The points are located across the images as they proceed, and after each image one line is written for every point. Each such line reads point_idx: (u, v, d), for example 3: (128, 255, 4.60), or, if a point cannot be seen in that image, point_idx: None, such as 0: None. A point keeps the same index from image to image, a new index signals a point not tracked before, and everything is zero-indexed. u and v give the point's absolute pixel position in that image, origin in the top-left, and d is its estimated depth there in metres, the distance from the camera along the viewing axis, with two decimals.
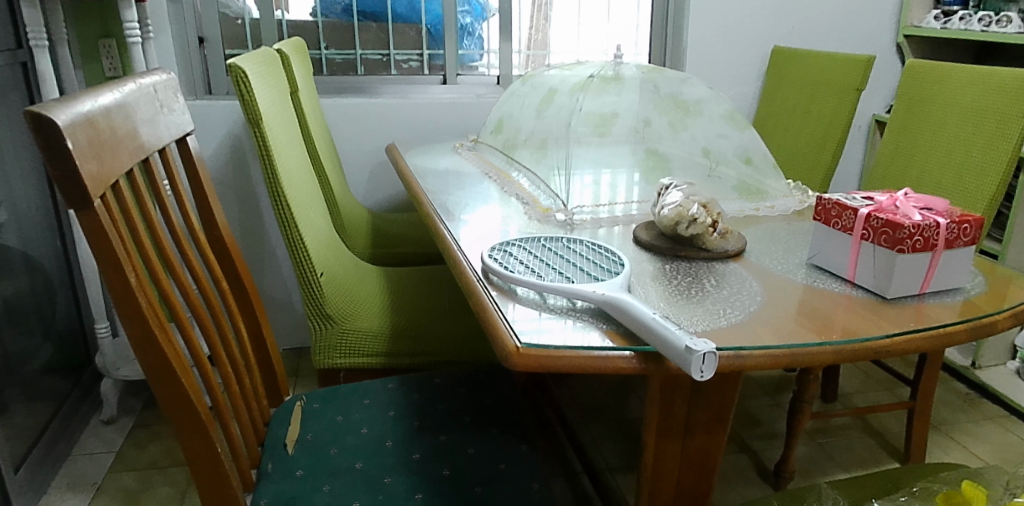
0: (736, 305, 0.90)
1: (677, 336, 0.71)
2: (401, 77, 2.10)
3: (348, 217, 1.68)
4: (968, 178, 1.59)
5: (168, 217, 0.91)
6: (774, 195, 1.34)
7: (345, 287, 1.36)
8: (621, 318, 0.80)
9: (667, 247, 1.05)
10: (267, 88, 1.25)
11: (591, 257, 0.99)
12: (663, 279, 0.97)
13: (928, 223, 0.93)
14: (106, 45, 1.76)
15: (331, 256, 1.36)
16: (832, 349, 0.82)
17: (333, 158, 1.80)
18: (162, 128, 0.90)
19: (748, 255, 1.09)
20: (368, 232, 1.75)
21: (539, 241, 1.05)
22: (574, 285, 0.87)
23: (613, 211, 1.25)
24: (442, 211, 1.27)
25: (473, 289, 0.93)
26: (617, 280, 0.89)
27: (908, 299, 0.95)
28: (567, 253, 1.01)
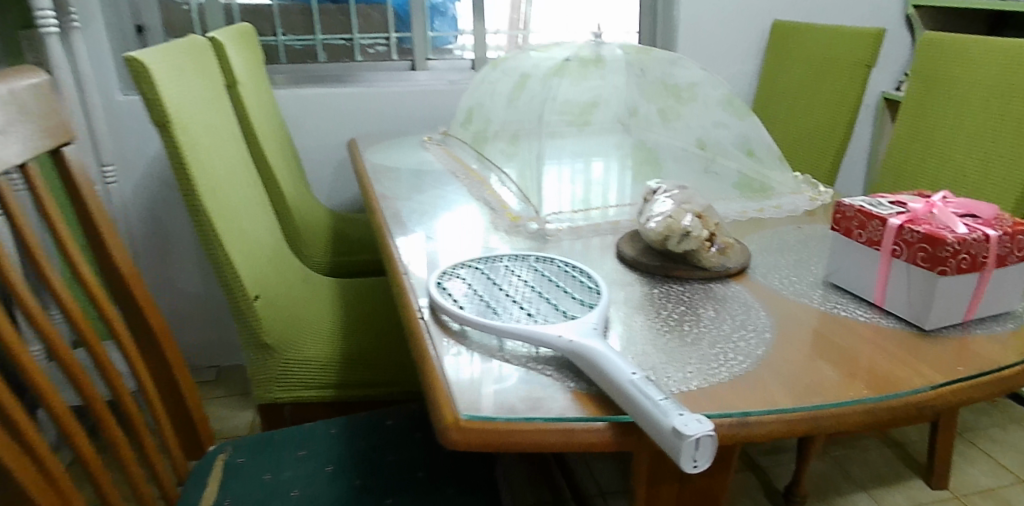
0: (741, 347, 0.73)
1: (664, 409, 0.54)
2: (367, 63, 1.91)
3: (304, 223, 1.50)
4: (995, 163, 1.40)
5: (35, 254, 0.75)
6: (781, 192, 1.16)
7: (289, 308, 1.17)
8: (593, 375, 0.63)
9: (656, 266, 0.88)
10: (184, 82, 1.05)
11: (561, 283, 0.81)
12: (651, 311, 0.79)
13: (975, 236, 0.75)
14: (28, 37, 1.58)
15: (274, 276, 1.17)
16: (863, 408, 0.66)
17: (290, 155, 1.61)
18: (16, 139, 0.72)
19: (753, 271, 0.91)
20: (328, 239, 1.57)
21: (500, 260, 0.87)
22: (535, 325, 0.69)
23: (604, 215, 1.08)
24: (394, 221, 1.08)
25: (415, 328, 0.75)
26: (591, 316, 0.71)
27: (950, 331, 0.78)
28: (533, 277, 0.83)
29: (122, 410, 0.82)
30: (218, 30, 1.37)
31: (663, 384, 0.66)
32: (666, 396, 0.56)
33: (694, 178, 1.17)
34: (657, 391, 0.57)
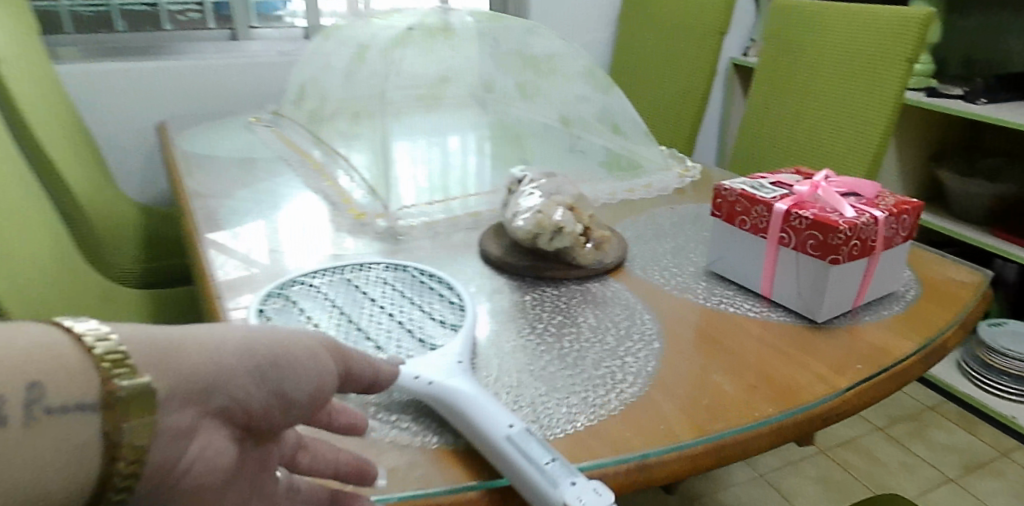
0: (630, 365, 0.63)
1: (556, 479, 0.45)
2: (178, 33, 1.65)
3: (106, 225, 1.26)
4: (847, 129, 1.40)
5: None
6: (650, 169, 1.08)
7: None
8: (463, 428, 0.52)
9: (525, 266, 0.76)
10: None
11: (416, 299, 0.68)
12: (524, 326, 0.68)
13: (863, 220, 0.69)
14: None
15: (64, 303, 0.94)
16: (769, 430, 0.58)
17: (85, 145, 1.36)
18: None
19: (631, 264, 0.82)
20: (139, 243, 1.34)
21: (340, 274, 0.72)
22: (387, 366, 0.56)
23: (465, 204, 0.94)
24: (208, 225, 0.89)
25: None
26: (454, 347, 0.59)
27: (838, 322, 0.73)
28: (381, 294, 0.69)
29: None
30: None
31: (546, 429, 0.55)
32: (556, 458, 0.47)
33: (560, 159, 1.07)
34: (547, 452, 0.47)
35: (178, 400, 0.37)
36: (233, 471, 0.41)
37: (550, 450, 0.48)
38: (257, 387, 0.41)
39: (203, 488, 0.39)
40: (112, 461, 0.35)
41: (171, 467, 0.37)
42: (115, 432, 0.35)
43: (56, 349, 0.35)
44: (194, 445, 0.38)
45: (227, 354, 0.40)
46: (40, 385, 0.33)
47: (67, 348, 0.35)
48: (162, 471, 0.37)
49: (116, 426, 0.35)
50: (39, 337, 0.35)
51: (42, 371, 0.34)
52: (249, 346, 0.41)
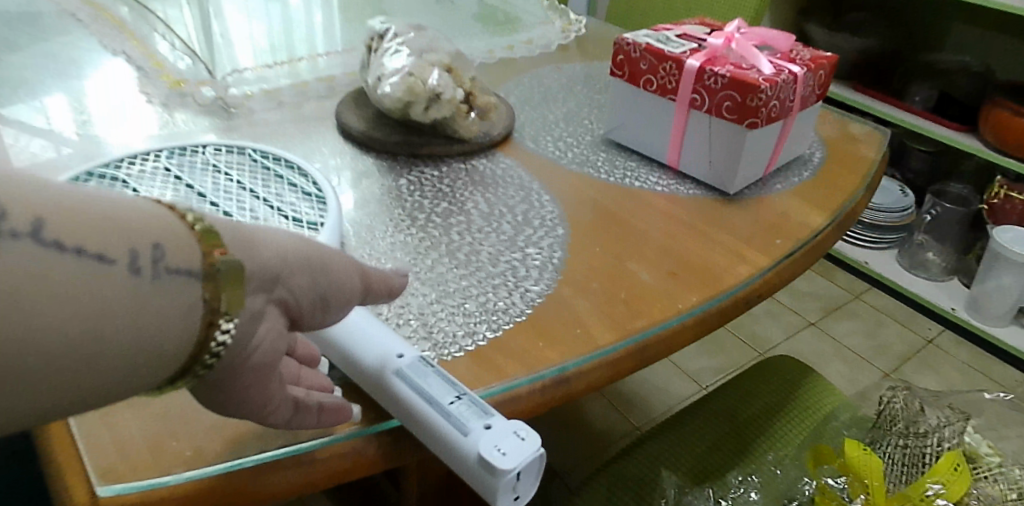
0: (533, 258, 0.53)
1: (467, 420, 0.35)
2: None
3: None
4: None
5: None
6: (530, 23, 0.95)
7: None
8: (341, 362, 0.40)
9: (397, 141, 0.62)
10: None
11: (262, 192, 0.54)
12: (402, 218, 0.56)
13: (784, 76, 0.61)
14: None
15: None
16: (695, 321, 0.51)
17: None
18: None
19: (519, 135, 0.70)
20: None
21: (156, 162, 0.56)
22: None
23: (312, 68, 0.76)
24: None
25: None
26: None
27: (749, 192, 0.66)
28: (214, 187, 0.54)
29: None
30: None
31: (440, 348, 0.45)
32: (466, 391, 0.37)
33: (426, 15, 0.91)
34: (453, 383, 0.37)
35: (259, 287, 0.31)
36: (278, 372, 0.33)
37: (455, 381, 0.38)
38: (309, 289, 0.33)
39: (252, 381, 0.32)
40: (208, 328, 0.29)
41: (244, 355, 0.31)
42: (216, 300, 0.29)
43: (160, 215, 0.28)
44: (262, 330, 0.31)
45: (296, 249, 0.33)
46: (159, 242, 0.27)
47: (164, 212, 0.28)
48: (234, 351, 0.30)
49: (217, 294, 0.29)
50: (139, 199, 0.28)
51: (151, 229, 0.27)
52: (314, 253, 0.34)
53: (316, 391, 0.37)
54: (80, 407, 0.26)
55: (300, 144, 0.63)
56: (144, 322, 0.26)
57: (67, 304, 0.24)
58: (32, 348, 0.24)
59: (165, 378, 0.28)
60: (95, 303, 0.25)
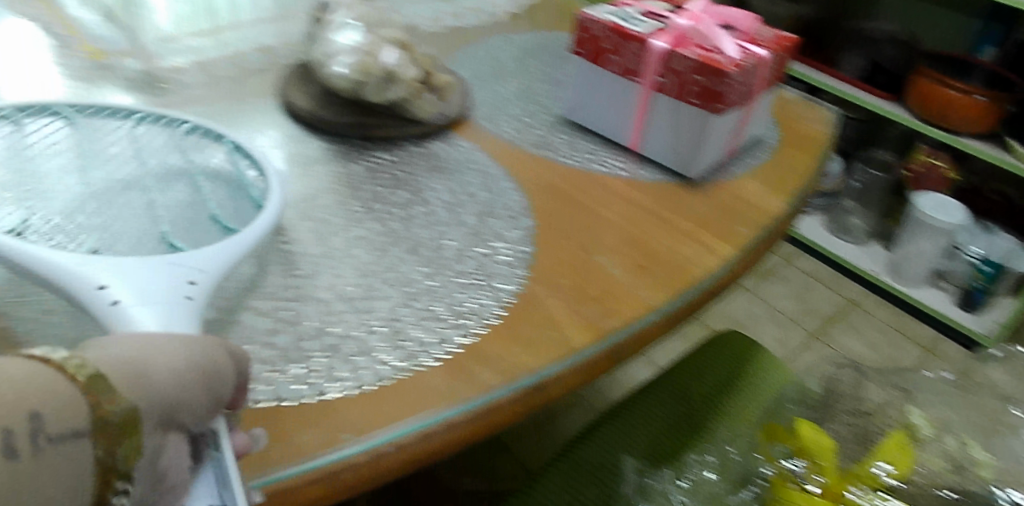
0: (499, 254, 0.51)
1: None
2: None
3: None
4: None
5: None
6: None
7: None
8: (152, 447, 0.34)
9: (348, 121, 0.58)
10: None
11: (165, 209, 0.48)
12: (359, 211, 0.52)
13: (751, 59, 0.60)
14: None
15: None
16: (666, 316, 0.50)
17: None
18: None
19: (473, 115, 0.67)
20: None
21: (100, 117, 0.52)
22: (71, 268, 0.34)
23: (248, 38, 0.70)
24: None
25: None
26: (201, 260, 0.37)
27: (709, 176, 0.65)
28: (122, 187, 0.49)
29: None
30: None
31: (412, 356, 0.42)
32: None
33: None
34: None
35: (158, 424, 0.28)
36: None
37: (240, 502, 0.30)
38: (198, 402, 0.30)
39: None
40: (106, 487, 0.26)
41: (153, 492, 0.28)
42: (113, 454, 0.26)
43: (27, 372, 0.24)
44: (165, 463, 0.28)
45: (185, 367, 0.30)
46: (37, 411, 0.23)
47: (43, 372, 0.25)
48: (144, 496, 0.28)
49: (110, 446, 0.26)
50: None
51: (29, 396, 0.24)
52: (209, 369, 0.31)
53: None
54: None
55: (238, 123, 0.58)
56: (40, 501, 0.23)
57: None
58: None
59: None
60: None
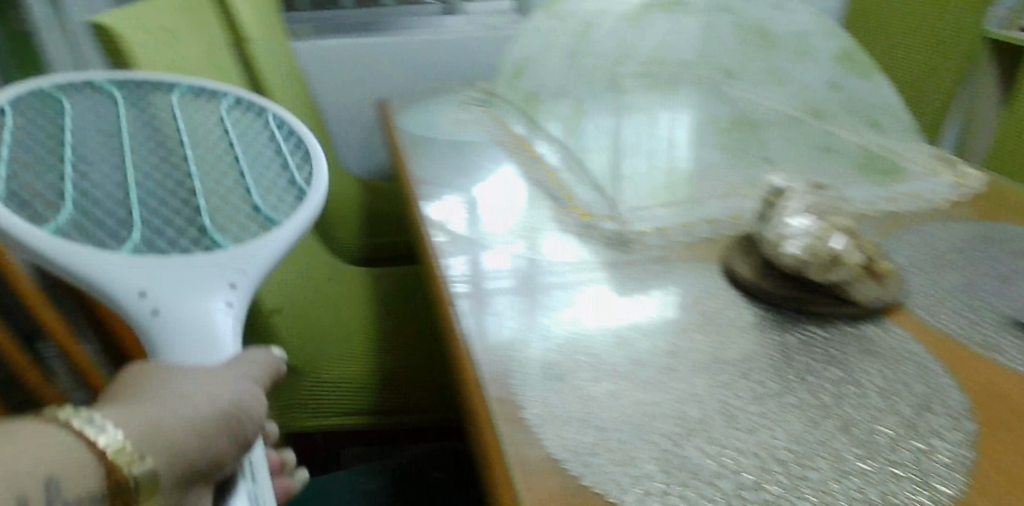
0: (939, 453, 0.42)
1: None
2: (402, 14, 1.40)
3: (340, 197, 1.11)
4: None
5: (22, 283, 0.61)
6: (920, 177, 0.74)
7: (310, 311, 0.79)
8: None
9: (789, 293, 0.54)
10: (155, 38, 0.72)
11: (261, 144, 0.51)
12: (789, 383, 0.48)
13: None
14: None
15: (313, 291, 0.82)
16: None
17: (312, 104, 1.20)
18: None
19: (924, 301, 0.56)
20: (362, 216, 1.16)
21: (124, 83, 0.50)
22: (108, 271, 0.39)
23: (687, 235, 0.64)
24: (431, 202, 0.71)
25: None
26: (245, 260, 0.43)
27: None
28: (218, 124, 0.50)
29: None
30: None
31: None
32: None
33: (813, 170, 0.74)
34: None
35: (177, 482, 0.34)
36: None
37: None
38: (210, 455, 0.36)
39: None
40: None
41: None
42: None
43: (52, 439, 0.31)
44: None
45: (204, 422, 0.36)
46: (54, 478, 0.30)
47: (65, 442, 0.31)
48: None
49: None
50: (27, 426, 0.31)
51: (52, 465, 0.30)
52: (229, 408, 0.37)
53: None
54: None
55: (687, 283, 0.58)
56: None
57: None
58: None
59: None
60: None
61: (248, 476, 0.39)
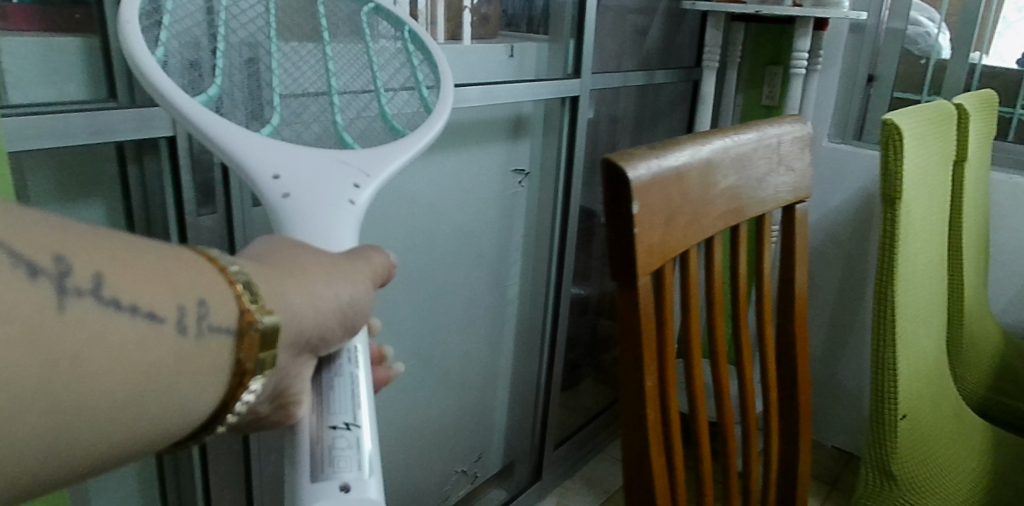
0: None
1: (349, 463, 0.48)
2: None
3: (980, 342, 1.40)
4: (949, 397, 1.22)
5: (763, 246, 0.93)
6: None
7: (930, 432, 1.13)
8: (355, 403, 0.50)
9: None
10: (925, 158, 1.14)
11: (377, 48, 0.64)
12: None
13: None
14: (773, 72, 1.96)
15: (929, 404, 1.14)
16: None
17: (985, 242, 1.47)
18: (773, 184, 0.89)
19: None
20: (997, 370, 1.42)
21: None
22: (256, 154, 0.54)
23: None
24: None
25: (139, 66, 0.51)
26: (370, 164, 0.58)
27: None
28: (343, 28, 0.63)
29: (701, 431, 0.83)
30: (892, 90, 1.82)
31: None
32: (362, 428, 0.50)
33: None
34: (359, 414, 0.50)
35: (289, 338, 0.44)
36: (272, 406, 0.46)
37: (366, 416, 0.50)
38: (317, 330, 0.46)
39: (274, 408, 0.46)
40: (240, 387, 0.41)
41: (284, 383, 0.46)
42: (247, 362, 0.41)
43: (200, 270, 0.40)
44: (297, 369, 0.46)
45: (326, 304, 0.46)
46: (201, 299, 0.39)
47: (208, 275, 0.40)
48: (273, 382, 0.45)
49: (249, 355, 0.41)
50: (184, 255, 0.40)
51: (198, 292, 0.39)
52: (346, 303, 0.47)
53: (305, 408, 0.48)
54: (157, 428, 0.38)
55: None
56: (187, 359, 0.38)
57: (142, 346, 0.36)
58: (112, 373, 0.35)
59: (215, 403, 0.40)
60: (152, 344, 0.37)
61: (354, 361, 0.51)
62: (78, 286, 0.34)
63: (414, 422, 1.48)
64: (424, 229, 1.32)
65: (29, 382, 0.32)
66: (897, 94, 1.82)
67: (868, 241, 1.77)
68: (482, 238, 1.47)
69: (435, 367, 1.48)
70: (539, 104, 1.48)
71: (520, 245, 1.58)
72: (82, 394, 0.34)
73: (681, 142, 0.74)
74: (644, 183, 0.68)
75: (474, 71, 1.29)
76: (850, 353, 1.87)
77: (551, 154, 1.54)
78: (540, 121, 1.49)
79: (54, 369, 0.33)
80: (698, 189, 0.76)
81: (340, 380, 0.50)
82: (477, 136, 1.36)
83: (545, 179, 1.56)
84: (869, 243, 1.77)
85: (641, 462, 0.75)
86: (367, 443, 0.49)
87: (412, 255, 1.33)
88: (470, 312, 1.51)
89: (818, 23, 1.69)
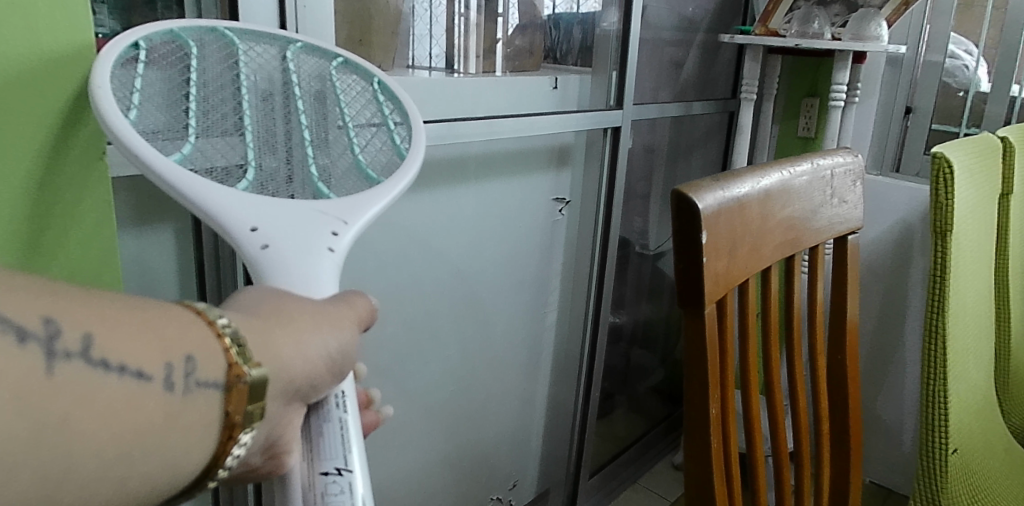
0: None
1: None
2: None
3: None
4: (994, 430, 1.21)
5: (816, 275, 0.98)
6: None
7: (979, 467, 1.13)
8: (346, 448, 0.52)
9: None
10: (976, 187, 1.13)
11: (345, 100, 0.69)
12: None
13: None
14: (809, 105, 1.94)
15: (977, 437, 1.15)
16: None
17: None
18: (820, 215, 0.94)
19: None
20: None
21: (224, 38, 0.66)
22: (233, 209, 0.58)
23: None
24: None
25: (116, 131, 0.55)
26: (348, 211, 0.62)
27: None
28: (316, 84, 0.68)
29: (756, 459, 0.89)
30: (929, 122, 1.78)
31: None
32: (353, 472, 0.51)
33: None
34: (351, 458, 0.52)
35: (280, 388, 0.46)
36: (260, 454, 0.48)
37: (358, 460, 0.52)
38: (303, 379, 0.48)
39: (267, 455, 0.49)
40: (230, 440, 0.44)
41: (272, 431, 0.48)
42: (235, 414, 0.44)
43: (190, 323, 0.43)
44: (286, 419, 0.48)
45: (313, 356, 0.48)
46: (190, 354, 0.42)
47: (196, 327, 0.43)
48: (264, 433, 0.47)
49: (235, 408, 0.44)
50: (176, 310, 0.43)
51: (186, 347, 0.42)
52: (334, 350, 0.49)
53: (297, 454, 0.51)
54: (148, 481, 0.40)
55: None
56: (173, 413, 0.41)
57: (130, 400, 0.39)
58: (102, 427, 0.37)
59: (207, 455, 0.42)
60: (138, 396, 0.39)
61: (343, 406, 0.52)
62: (67, 349, 0.37)
63: (451, 449, 1.48)
64: (457, 260, 1.34)
65: (23, 441, 0.34)
66: (934, 127, 1.78)
67: (909, 273, 1.72)
68: (519, 267, 1.48)
69: (472, 394, 1.48)
70: (578, 135, 1.48)
71: (559, 274, 1.58)
72: (72, 451, 0.36)
73: (740, 174, 0.80)
74: (709, 213, 0.73)
75: (519, 105, 1.32)
76: (891, 386, 1.82)
77: (590, 187, 1.54)
78: (581, 151, 1.50)
79: (45, 431, 0.35)
80: (757, 220, 0.82)
81: (331, 425, 0.52)
82: (517, 167, 1.37)
83: (585, 208, 1.56)
84: (911, 275, 1.72)
85: (700, 490, 0.79)
86: (359, 486, 0.52)
87: (445, 288, 1.34)
88: (505, 341, 1.51)
89: (857, 57, 1.67)
